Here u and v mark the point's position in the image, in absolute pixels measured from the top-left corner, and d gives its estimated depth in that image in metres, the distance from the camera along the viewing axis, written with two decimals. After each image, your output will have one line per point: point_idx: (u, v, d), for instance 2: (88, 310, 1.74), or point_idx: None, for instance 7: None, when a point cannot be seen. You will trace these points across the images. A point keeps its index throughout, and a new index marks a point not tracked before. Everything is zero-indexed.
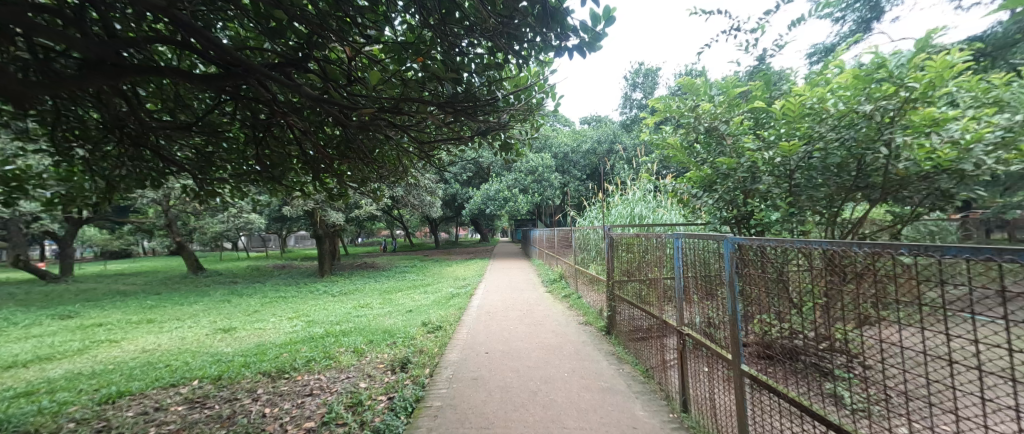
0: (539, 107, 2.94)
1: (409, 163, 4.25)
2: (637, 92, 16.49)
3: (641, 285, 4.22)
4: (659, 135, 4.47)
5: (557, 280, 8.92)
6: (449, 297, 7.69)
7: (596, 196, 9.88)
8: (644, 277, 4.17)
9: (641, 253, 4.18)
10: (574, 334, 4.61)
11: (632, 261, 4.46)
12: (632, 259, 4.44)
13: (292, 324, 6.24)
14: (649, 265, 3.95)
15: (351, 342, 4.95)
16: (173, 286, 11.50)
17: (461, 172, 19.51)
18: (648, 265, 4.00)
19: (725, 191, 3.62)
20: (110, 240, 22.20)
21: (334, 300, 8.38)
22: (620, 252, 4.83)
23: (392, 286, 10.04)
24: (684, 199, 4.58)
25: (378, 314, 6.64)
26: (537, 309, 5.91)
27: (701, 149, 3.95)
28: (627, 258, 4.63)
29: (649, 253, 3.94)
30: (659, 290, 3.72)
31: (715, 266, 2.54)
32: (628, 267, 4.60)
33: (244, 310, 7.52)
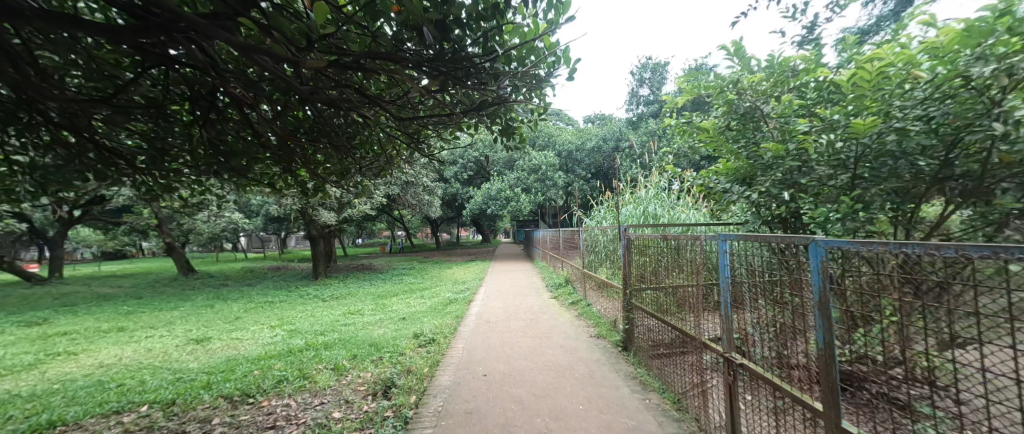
0: (548, 76, 2.36)
1: (396, 153, 3.68)
2: (644, 88, 15.84)
3: (664, 295, 3.62)
4: (685, 121, 3.89)
5: (563, 284, 8.31)
6: (446, 303, 7.11)
7: (604, 195, 9.27)
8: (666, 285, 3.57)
9: (663, 257, 3.59)
10: (587, 349, 4.03)
11: (651, 266, 3.87)
12: (652, 264, 3.86)
13: (273, 334, 5.67)
14: (675, 271, 3.35)
15: (332, 357, 4.38)
16: (160, 289, 11.00)
17: (462, 171, 18.97)
18: (673, 272, 3.39)
19: (770, 183, 3.04)
20: (102, 241, 21.71)
21: (324, 306, 7.81)
22: (638, 256, 4.23)
23: (386, 290, 9.45)
24: (713, 195, 3.99)
25: (368, 323, 6.06)
26: (542, 319, 5.33)
27: (739, 135, 3.36)
28: (645, 262, 4.05)
29: (675, 258, 3.34)
30: (689, 301, 3.13)
31: (788, 277, 1.90)
32: (646, 273, 4.01)
33: (225, 316, 6.97)
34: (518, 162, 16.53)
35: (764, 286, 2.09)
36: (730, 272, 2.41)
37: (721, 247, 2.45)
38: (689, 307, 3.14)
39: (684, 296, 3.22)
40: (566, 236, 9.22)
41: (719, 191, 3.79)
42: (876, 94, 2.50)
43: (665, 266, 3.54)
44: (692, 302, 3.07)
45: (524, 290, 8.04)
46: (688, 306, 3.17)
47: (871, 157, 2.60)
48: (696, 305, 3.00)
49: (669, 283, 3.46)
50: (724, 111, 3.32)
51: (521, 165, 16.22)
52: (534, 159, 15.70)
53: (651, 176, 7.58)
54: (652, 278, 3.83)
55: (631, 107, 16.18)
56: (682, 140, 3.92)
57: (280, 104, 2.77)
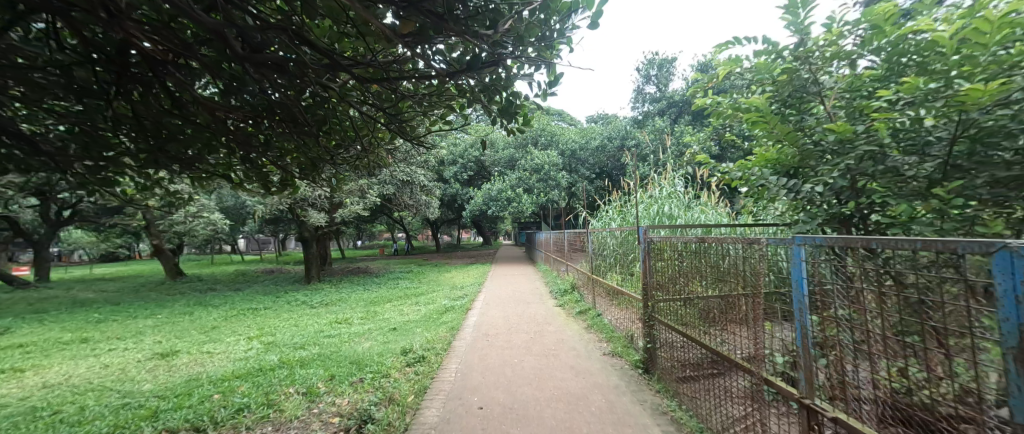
0: (562, 23, 1.81)
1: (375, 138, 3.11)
2: (650, 85, 15.31)
3: (693, 308, 3.04)
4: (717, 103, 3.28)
5: (569, 291, 7.70)
6: (442, 311, 6.52)
7: (611, 195, 8.73)
8: (695, 297, 2.98)
9: (694, 264, 2.97)
10: (601, 371, 3.45)
11: (677, 275, 3.25)
12: (678, 271, 3.22)
13: (248, 347, 5.11)
14: (713, 281, 2.72)
15: (307, 378, 3.79)
16: (142, 294, 10.44)
17: (461, 172, 18.44)
18: (709, 283, 2.77)
19: (835, 174, 2.45)
20: (93, 243, 21.15)
21: (311, 313, 7.25)
22: (657, 261, 3.62)
23: (379, 296, 8.86)
24: (747, 192, 3.40)
25: (354, 336, 5.47)
26: (548, 331, 4.74)
27: (791, 117, 2.77)
28: (669, 269, 3.41)
29: (712, 265, 2.70)
30: (733, 319, 2.51)
31: (911, 296, 1.30)
32: (669, 281, 3.38)
33: (201, 326, 6.39)
34: (520, 162, 16.05)
35: (865, 310, 1.49)
36: (805, 290, 1.76)
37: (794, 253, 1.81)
38: (733, 326, 2.53)
39: (727, 314, 2.59)
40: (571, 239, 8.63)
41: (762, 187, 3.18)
42: (984, 54, 1.93)
43: (698, 275, 2.91)
44: (738, 320, 2.45)
45: (526, 297, 7.47)
46: (731, 325, 2.55)
47: (973, 137, 2.04)
48: (744, 325, 2.40)
49: (704, 296, 2.84)
50: (774, 87, 2.73)
51: (523, 164, 15.75)
52: (536, 159, 15.25)
53: (664, 173, 7.02)
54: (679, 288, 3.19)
55: (637, 105, 15.64)
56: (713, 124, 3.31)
57: (227, 74, 2.26)
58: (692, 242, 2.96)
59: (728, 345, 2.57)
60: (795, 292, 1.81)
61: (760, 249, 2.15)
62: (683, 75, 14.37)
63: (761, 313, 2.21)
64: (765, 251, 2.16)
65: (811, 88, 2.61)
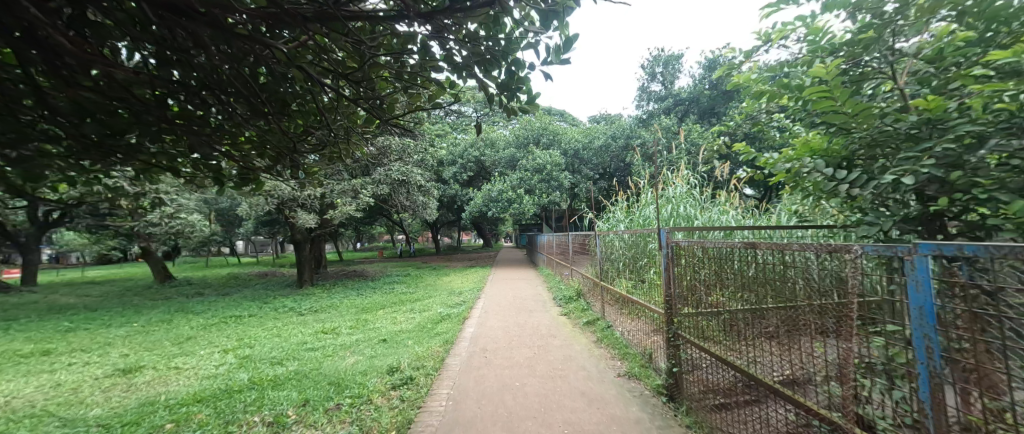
0: None
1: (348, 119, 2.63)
2: (656, 83, 14.82)
3: (727, 322, 2.52)
4: (769, 74, 2.69)
5: (575, 298, 7.16)
6: (437, 321, 6.02)
7: (618, 195, 8.23)
8: (731, 311, 2.46)
9: (720, 273, 2.56)
10: (617, 398, 2.98)
11: (703, 286, 2.76)
12: (704, 281, 2.74)
13: (220, 362, 4.62)
14: (745, 292, 2.31)
15: (276, 404, 3.28)
16: (123, 299, 9.93)
17: (461, 172, 17.95)
18: (744, 294, 2.31)
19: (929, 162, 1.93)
20: (85, 245, 20.64)
21: (297, 322, 6.75)
22: (679, 266, 3.07)
23: (373, 302, 8.36)
24: (793, 188, 2.88)
25: (339, 349, 4.96)
26: (553, 346, 4.27)
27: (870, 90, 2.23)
28: (694, 278, 2.88)
29: (742, 274, 2.30)
30: (772, 336, 2.12)
31: None
32: (695, 293, 2.87)
33: (175, 336, 5.90)
34: (521, 162, 15.57)
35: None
36: (936, 321, 1.13)
37: (920, 269, 1.16)
38: (773, 344, 2.13)
39: (764, 330, 2.18)
40: (576, 242, 8.11)
41: (810, 182, 2.70)
42: None
43: (725, 284, 2.49)
44: (781, 338, 2.05)
45: (529, 304, 6.95)
46: (768, 342, 2.17)
47: None
48: (788, 344, 2.01)
49: (733, 309, 2.43)
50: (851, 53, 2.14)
51: (524, 165, 15.27)
52: (538, 159, 14.80)
53: (678, 171, 6.51)
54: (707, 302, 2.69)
55: (641, 103, 15.14)
56: (758, 94, 2.70)
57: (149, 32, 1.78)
58: (715, 249, 2.56)
59: (767, 367, 2.18)
60: (917, 323, 1.18)
61: (854, 260, 1.47)
62: (691, 72, 13.88)
63: (810, 330, 1.81)
64: (854, 261, 1.53)
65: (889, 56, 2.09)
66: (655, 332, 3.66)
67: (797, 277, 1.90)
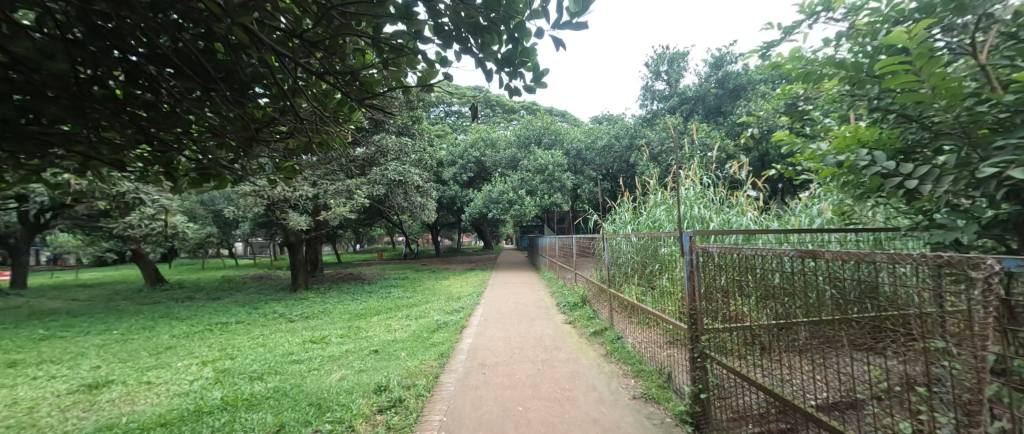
0: None
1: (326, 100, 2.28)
2: (660, 81, 14.45)
3: (763, 343, 2.13)
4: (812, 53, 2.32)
5: (580, 305, 6.73)
6: (433, 329, 5.64)
7: (624, 196, 7.86)
8: (767, 329, 2.07)
9: (741, 282, 2.27)
10: (633, 428, 2.59)
11: (723, 296, 2.45)
12: (725, 290, 2.43)
13: (197, 376, 4.25)
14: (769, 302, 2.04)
15: (247, 429, 2.90)
16: (110, 304, 9.54)
17: (461, 173, 17.58)
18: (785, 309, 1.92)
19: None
20: (79, 247, 20.24)
21: (286, 329, 6.37)
22: (704, 274, 2.67)
23: (367, 308, 7.98)
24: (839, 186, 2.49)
25: (326, 362, 4.58)
26: (557, 359, 3.94)
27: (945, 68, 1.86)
28: (715, 289, 2.55)
29: (763, 282, 2.05)
30: (799, 351, 1.85)
31: None
32: (716, 305, 2.54)
33: (154, 346, 5.52)
34: (522, 162, 15.22)
35: None
36: None
37: None
38: (800, 360, 1.86)
39: (789, 344, 1.91)
40: (580, 245, 7.71)
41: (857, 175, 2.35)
42: None
43: (744, 292, 2.23)
44: (808, 353, 1.79)
45: (531, 311, 6.58)
46: (795, 357, 1.89)
47: None
48: (816, 359, 1.75)
49: (755, 321, 2.17)
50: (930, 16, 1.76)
51: (525, 165, 14.92)
52: (540, 159, 14.44)
53: (689, 170, 6.14)
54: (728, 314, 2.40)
55: (646, 103, 14.76)
56: (800, 75, 2.33)
57: None
58: (736, 254, 2.29)
59: (795, 385, 1.90)
60: None
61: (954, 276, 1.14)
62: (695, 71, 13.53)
63: (842, 345, 1.56)
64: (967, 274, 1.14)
65: (974, 23, 1.72)
66: (674, 348, 3.25)
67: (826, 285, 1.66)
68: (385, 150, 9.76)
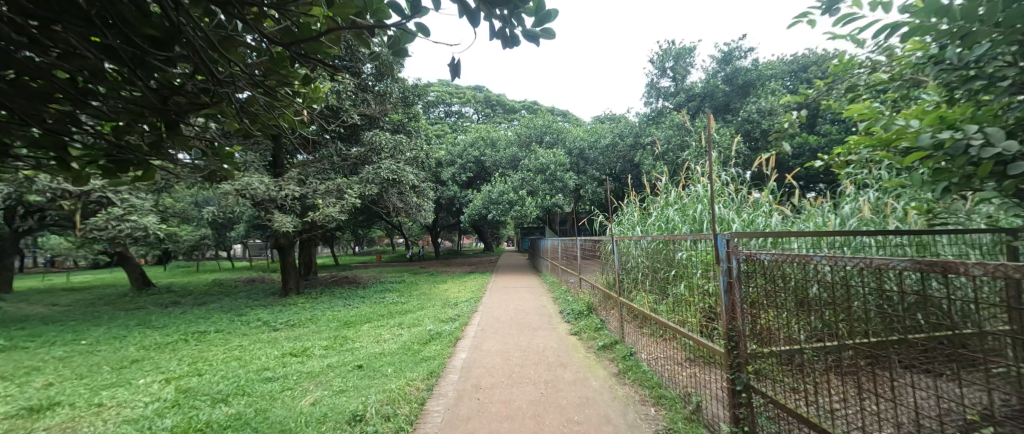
0: None
1: (275, 65, 1.79)
2: (666, 78, 13.95)
3: (834, 380, 1.64)
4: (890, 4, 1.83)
5: (586, 314, 6.10)
6: (425, 341, 5.15)
7: (632, 196, 7.36)
8: (841, 364, 1.59)
9: (799, 301, 1.79)
10: None
11: (760, 310, 2.06)
12: (762, 303, 2.03)
13: (154, 397, 3.76)
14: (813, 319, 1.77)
15: None
16: (87, 310, 9.03)
17: (460, 173, 17.10)
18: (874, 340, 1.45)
19: None
20: (69, 249, 19.75)
21: (267, 339, 5.88)
22: (741, 289, 2.17)
23: (358, 315, 7.49)
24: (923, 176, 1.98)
25: (304, 379, 4.09)
26: (562, 379, 3.48)
27: None
28: (753, 300, 2.09)
29: (795, 294, 1.79)
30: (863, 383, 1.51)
31: None
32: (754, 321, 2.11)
33: (117, 360, 5.02)
34: (523, 162, 14.75)
35: None
36: None
37: None
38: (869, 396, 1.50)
39: (838, 366, 1.61)
40: (584, 248, 7.16)
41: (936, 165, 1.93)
42: None
43: (777, 306, 1.92)
44: (857, 377, 1.52)
45: (533, 320, 6.07)
46: (841, 380, 1.61)
47: None
48: (886, 395, 1.40)
49: (788, 340, 1.86)
50: None
51: (527, 165, 14.47)
52: (541, 158, 13.98)
53: (703, 166, 5.66)
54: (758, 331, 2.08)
55: (650, 100, 14.27)
56: (874, 31, 1.83)
57: None
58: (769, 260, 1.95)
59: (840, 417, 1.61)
60: None
61: None
62: (703, 67, 13.04)
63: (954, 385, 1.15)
64: None
65: None
66: (712, 372, 2.75)
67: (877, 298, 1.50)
68: (379, 148, 9.31)
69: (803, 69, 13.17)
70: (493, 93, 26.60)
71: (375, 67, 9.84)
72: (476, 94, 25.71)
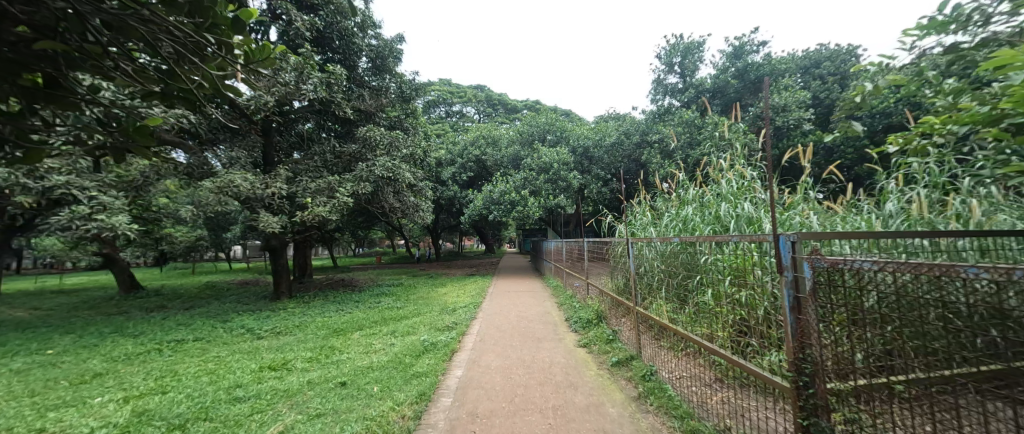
0: None
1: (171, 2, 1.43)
2: (673, 74, 13.46)
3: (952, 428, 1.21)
4: None
5: (596, 323, 5.56)
6: (418, 353, 4.66)
7: (642, 194, 6.85)
8: (955, 407, 1.18)
9: (883, 321, 1.37)
10: None
11: (845, 334, 1.52)
12: (847, 325, 1.49)
13: (103, 422, 3.28)
14: (899, 345, 1.33)
15: None
16: (65, 315, 8.55)
17: (461, 172, 16.61)
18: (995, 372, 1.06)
19: None
20: (63, 251, 19.37)
21: (247, 350, 5.40)
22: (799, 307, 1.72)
23: (349, 322, 7.00)
24: None
25: (278, 400, 3.62)
26: (572, 404, 3.01)
27: None
28: (835, 322, 1.54)
29: (867, 310, 1.38)
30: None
31: None
32: (833, 349, 1.59)
33: (78, 374, 4.54)
34: (525, 160, 14.25)
35: None
36: None
37: None
38: None
39: (949, 411, 1.20)
40: (591, 250, 6.64)
41: None
42: None
43: (862, 328, 1.43)
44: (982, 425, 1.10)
45: (537, 329, 5.59)
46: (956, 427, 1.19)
47: None
48: None
49: (869, 373, 1.44)
50: None
51: (529, 164, 14.00)
52: (545, 157, 13.49)
53: (724, 161, 5.15)
54: (832, 356, 1.59)
55: (657, 97, 13.76)
56: None
57: None
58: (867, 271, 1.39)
59: None
60: None
61: None
62: (713, 61, 12.55)
63: None
64: None
65: None
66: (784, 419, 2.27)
67: (1006, 318, 1.08)
68: (374, 145, 8.84)
69: (816, 64, 12.67)
70: (495, 92, 26.17)
71: (371, 61, 9.42)
72: (477, 93, 25.25)
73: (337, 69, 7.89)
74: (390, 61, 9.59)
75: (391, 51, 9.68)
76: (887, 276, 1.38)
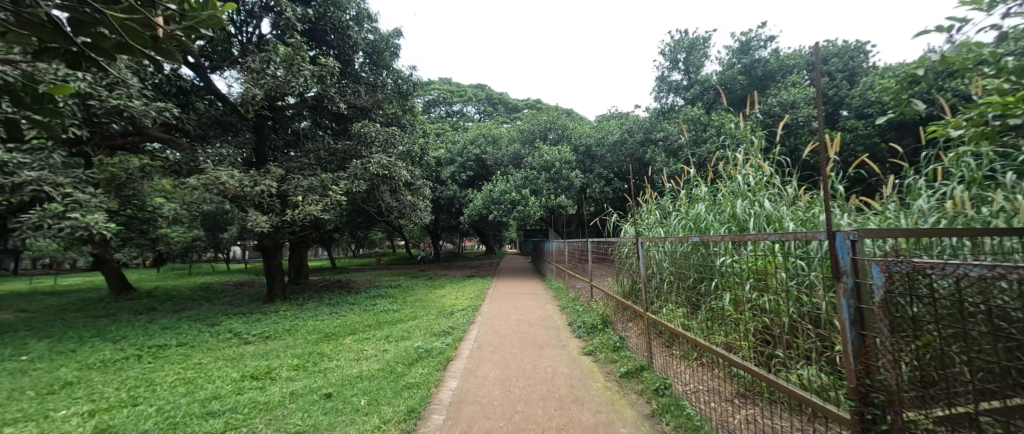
0: None
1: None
2: (677, 71, 13.14)
3: None
4: None
5: (601, 328, 5.23)
6: (411, 361, 4.35)
7: (647, 192, 6.55)
8: None
9: (987, 344, 1.05)
10: None
11: (930, 359, 1.19)
12: (930, 347, 1.18)
13: None
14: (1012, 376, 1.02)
15: None
16: (49, 318, 8.25)
17: (460, 171, 16.31)
18: None
19: None
20: (57, 251, 19.10)
21: (231, 356, 5.10)
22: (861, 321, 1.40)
23: (342, 326, 6.70)
24: None
25: (257, 414, 3.32)
26: (579, 424, 2.71)
27: None
28: (918, 343, 1.20)
29: (965, 329, 1.07)
30: None
31: None
32: (909, 376, 1.27)
33: (48, 383, 4.24)
34: (526, 159, 13.97)
35: None
36: None
37: None
38: None
39: None
40: (595, 251, 6.33)
41: None
42: None
43: (955, 351, 1.12)
44: None
45: (538, 335, 5.27)
46: None
47: None
48: None
49: (965, 409, 1.12)
50: None
51: (530, 162, 13.71)
52: (546, 155, 13.21)
53: (736, 155, 4.85)
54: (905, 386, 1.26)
55: (661, 94, 13.47)
56: None
57: None
58: (986, 280, 1.02)
59: None
60: None
61: None
62: (718, 58, 12.25)
63: None
64: None
65: None
66: None
67: None
68: (369, 141, 8.61)
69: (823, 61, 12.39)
70: (495, 91, 25.94)
71: (368, 56, 9.16)
72: (477, 93, 24.98)
73: (330, 61, 7.62)
74: (386, 55, 9.33)
75: (388, 46, 9.43)
76: (988, 285, 1.08)
